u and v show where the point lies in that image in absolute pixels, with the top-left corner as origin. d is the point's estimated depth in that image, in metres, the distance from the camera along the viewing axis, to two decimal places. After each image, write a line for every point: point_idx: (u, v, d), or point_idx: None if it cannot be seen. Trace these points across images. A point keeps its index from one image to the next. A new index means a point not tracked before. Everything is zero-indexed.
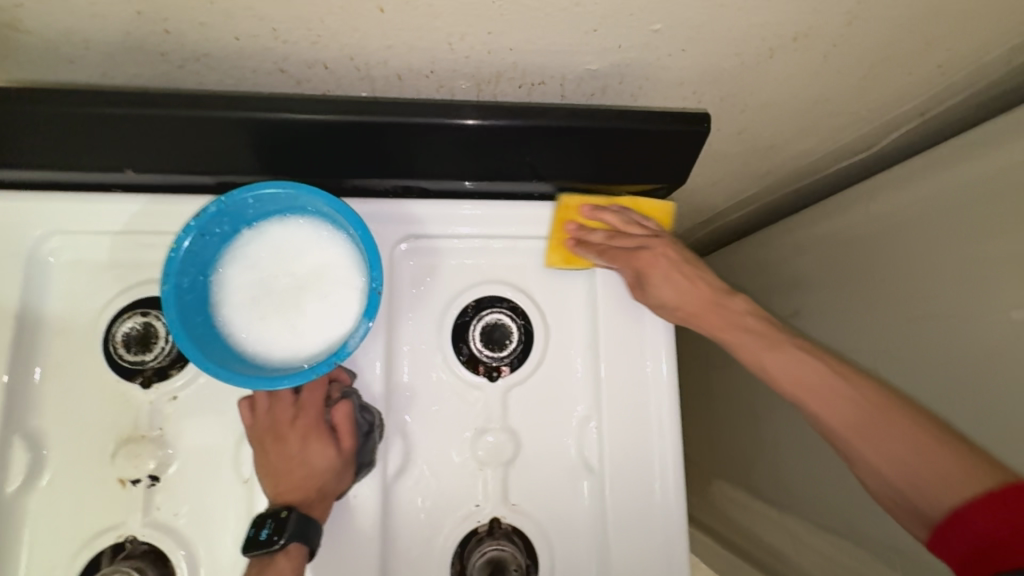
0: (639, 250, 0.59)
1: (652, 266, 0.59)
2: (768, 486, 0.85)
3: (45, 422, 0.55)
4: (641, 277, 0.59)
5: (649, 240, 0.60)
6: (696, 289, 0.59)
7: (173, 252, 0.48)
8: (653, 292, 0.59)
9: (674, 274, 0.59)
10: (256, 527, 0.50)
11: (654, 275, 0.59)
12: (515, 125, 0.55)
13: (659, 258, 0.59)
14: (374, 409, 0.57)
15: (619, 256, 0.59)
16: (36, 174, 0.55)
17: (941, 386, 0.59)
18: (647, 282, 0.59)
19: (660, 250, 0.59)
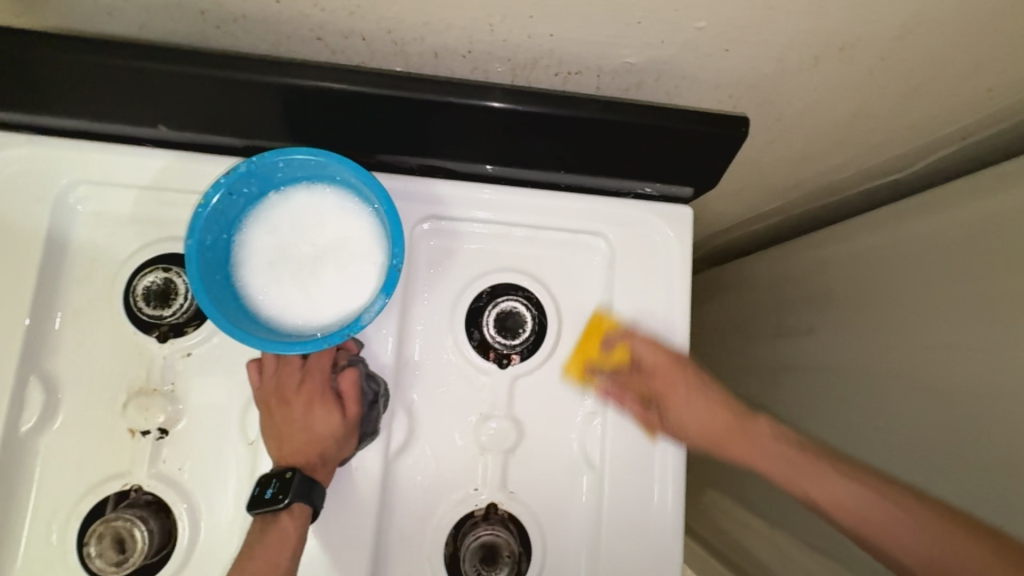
0: (656, 374, 0.60)
1: (671, 392, 0.59)
2: (763, 500, 0.84)
3: (61, 367, 0.56)
4: (658, 403, 0.60)
5: (670, 359, 0.60)
6: (720, 416, 0.59)
7: (200, 207, 0.48)
8: (673, 421, 0.59)
9: (695, 397, 0.59)
10: (262, 486, 0.51)
11: (673, 398, 0.59)
12: (548, 113, 0.55)
13: (681, 384, 0.59)
14: (380, 379, 0.57)
15: (633, 377, 0.60)
16: (70, 122, 0.55)
17: (954, 416, 0.58)
18: (665, 412, 0.59)
19: (683, 376, 0.59)
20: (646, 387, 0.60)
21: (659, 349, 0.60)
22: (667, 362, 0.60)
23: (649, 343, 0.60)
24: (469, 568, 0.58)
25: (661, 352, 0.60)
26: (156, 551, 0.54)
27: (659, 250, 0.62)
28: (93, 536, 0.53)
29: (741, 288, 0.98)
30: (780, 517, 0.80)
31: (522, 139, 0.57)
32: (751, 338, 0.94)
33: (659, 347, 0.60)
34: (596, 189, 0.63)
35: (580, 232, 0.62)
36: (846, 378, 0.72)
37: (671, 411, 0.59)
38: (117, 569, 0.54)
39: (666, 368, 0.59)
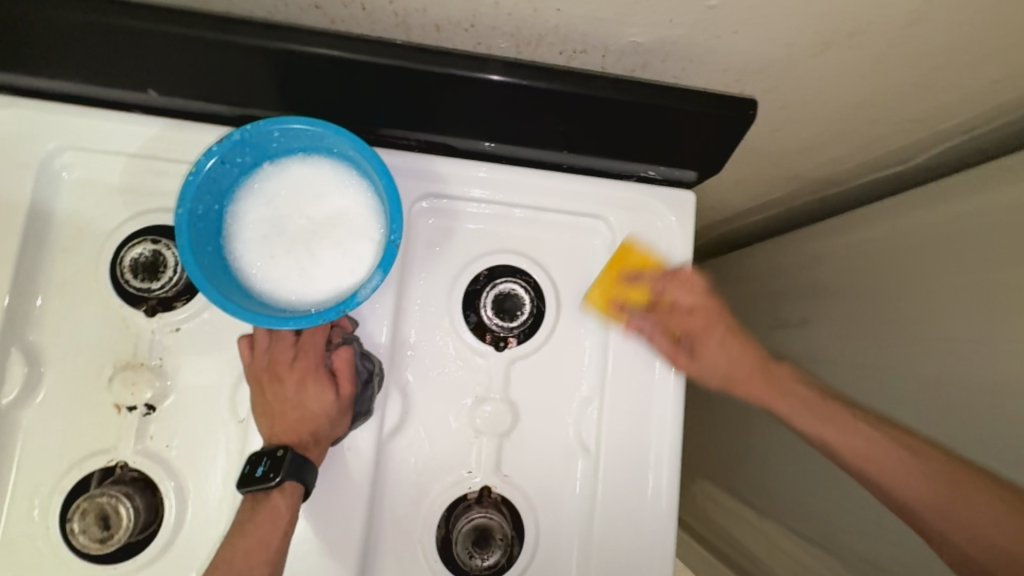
0: (688, 313, 0.59)
1: (704, 332, 0.58)
2: (752, 490, 0.85)
3: (44, 339, 0.54)
4: (691, 338, 0.59)
5: (702, 299, 0.58)
6: (747, 358, 0.58)
7: (192, 176, 0.47)
8: (703, 359, 0.58)
9: (727, 342, 0.58)
10: (252, 464, 0.50)
11: (706, 339, 0.58)
12: (552, 91, 0.53)
13: (713, 328, 0.58)
14: (374, 358, 0.56)
15: (664, 311, 0.59)
16: (56, 84, 0.53)
17: (947, 409, 0.58)
18: (695, 350, 0.58)
19: (715, 320, 0.58)
20: (678, 325, 0.59)
21: (692, 287, 0.59)
22: (700, 302, 0.58)
23: (681, 280, 0.59)
24: (460, 551, 0.57)
25: (693, 292, 0.59)
26: (142, 529, 0.53)
27: (660, 235, 0.61)
28: (77, 512, 0.52)
29: (737, 280, 0.98)
30: (769, 508, 0.80)
31: (526, 117, 0.56)
32: (747, 330, 0.94)
33: (693, 287, 0.59)
34: (598, 171, 0.62)
35: (582, 215, 0.61)
36: (841, 370, 0.72)
37: (703, 353, 0.58)
38: (101, 546, 0.52)
39: (699, 309, 0.58)
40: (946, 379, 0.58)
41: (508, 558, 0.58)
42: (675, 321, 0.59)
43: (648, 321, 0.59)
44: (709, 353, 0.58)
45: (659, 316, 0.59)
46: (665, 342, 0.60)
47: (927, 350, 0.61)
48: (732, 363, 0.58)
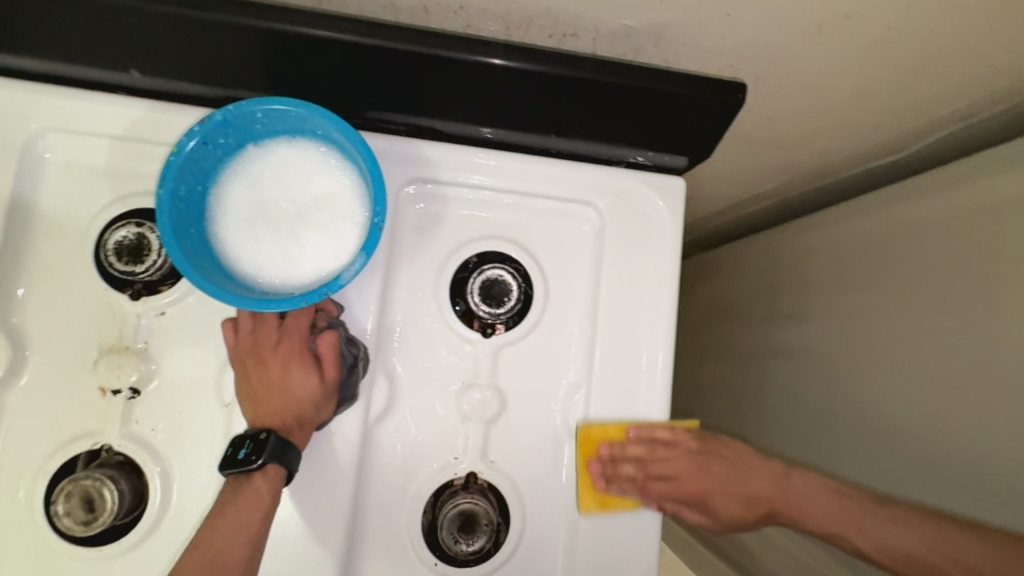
0: (676, 467, 0.59)
1: (705, 492, 0.60)
2: None
3: (29, 322, 0.54)
4: (701, 505, 0.60)
5: (682, 446, 0.60)
6: (755, 481, 0.60)
7: (173, 155, 0.46)
8: (722, 514, 0.60)
9: (728, 484, 0.60)
10: (235, 447, 0.50)
11: (714, 495, 0.60)
12: (540, 72, 0.53)
13: (705, 462, 0.60)
14: (360, 343, 0.55)
15: (659, 493, 0.59)
16: (39, 63, 0.52)
17: (937, 399, 0.58)
18: (711, 506, 0.60)
19: (709, 467, 0.60)
20: (676, 496, 0.59)
21: (658, 434, 0.59)
22: (680, 453, 0.59)
23: (655, 448, 0.59)
24: (446, 536, 0.57)
25: (656, 437, 0.59)
26: (127, 512, 0.53)
27: (650, 221, 0.61)
28: (61, 495, 0.52)
29: (732, 272, 0.97)
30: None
31: (513, 100, 0.55)
32: (741, 322, 0.93)
33: (658, 440, 0.59)
34: (588, 155, 0.61)
35: (571, 201, 0.60)
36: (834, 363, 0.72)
37: (716, 467, 0.60)
38: (86, 529, 0.52)
39: (676, 458, 0.59)
40: (936, 368, 0.58)
41: (494, 544, 0.58)
42: (663, 488, 0.59)
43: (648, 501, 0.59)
44: (721, 505, 0.60)
45: (666, 496, 0.59)
46: (690, 511, 0.60)
47: (917, 340, 0.60)
48: (742, 493, 0.60)
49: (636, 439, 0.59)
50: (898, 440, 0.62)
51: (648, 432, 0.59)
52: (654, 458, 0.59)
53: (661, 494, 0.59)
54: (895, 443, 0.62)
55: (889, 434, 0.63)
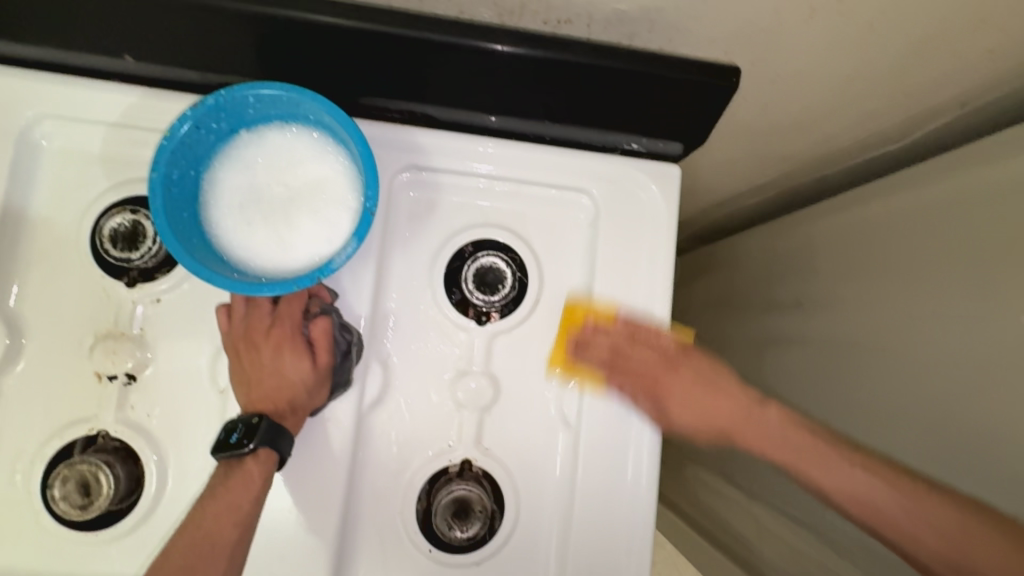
0: (643, 364, 0.58)
1: (663, 386, 0.58)
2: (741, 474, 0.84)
3: (26, 309, 0.54)
4: (657, 398, 0.58)
5: (658, 353, 0.59)
6: (721, 404, 0.58)
7: (165, 140, 0.46)
8: (676, 416, 0.58)
9: (687, 394, 0.58)
10: (227, 431, 0.50)
11: (669, 396, 0.58)
12: (533, 57, 0.53)
13: (667, 378, 0.58)
14: (354, 330, 0.55)
15: (619, 368, 0.59)
16: (36, 50, 0.53)
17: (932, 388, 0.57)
18: (666, 407, 0.58)
19: (670, 366, 0.58)
20: (634, 383, 0.58)
21: (643, 329, 0.59)
22: (657, 347, 0.59)
23: (637, 332, 0.59)
24: (440, 522, 0.57)
25: (643, 332, 0.59)
26: (123, 497, 0.53)
27: (647, 209, 0.60)
28: (57, 479, 0.52)
29: (731, 264, 0.97)
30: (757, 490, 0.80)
31: (507, 85, 0.55)
32: (741, 314, 0.93)
33: (645, 339, 0.59)
34: (582, 142, 0.61)
35: (567, 188, 0.60)
36: (830, 351, 0.71)
37: (676, 383, 0.58)
38: (81, 512, 0.53)
39: (654, 355, 0.59)
40: (933, 357, 0.57)
41: (488, 531, 0.58)
42: (625, 355, 0.59)
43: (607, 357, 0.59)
44: (677, 409, 0.58)
45: (630, 373, 0.59)
46: (642, 402, 0.59)
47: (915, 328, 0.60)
48: (700, 411, 0.58)
49: (626, 312, 0.60)
50: (893, 429, 0.61)
51: (633, 312, 0.60)
52: (627, 331, 0.59)
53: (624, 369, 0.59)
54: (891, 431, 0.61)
55: (885, 424, 0.62)
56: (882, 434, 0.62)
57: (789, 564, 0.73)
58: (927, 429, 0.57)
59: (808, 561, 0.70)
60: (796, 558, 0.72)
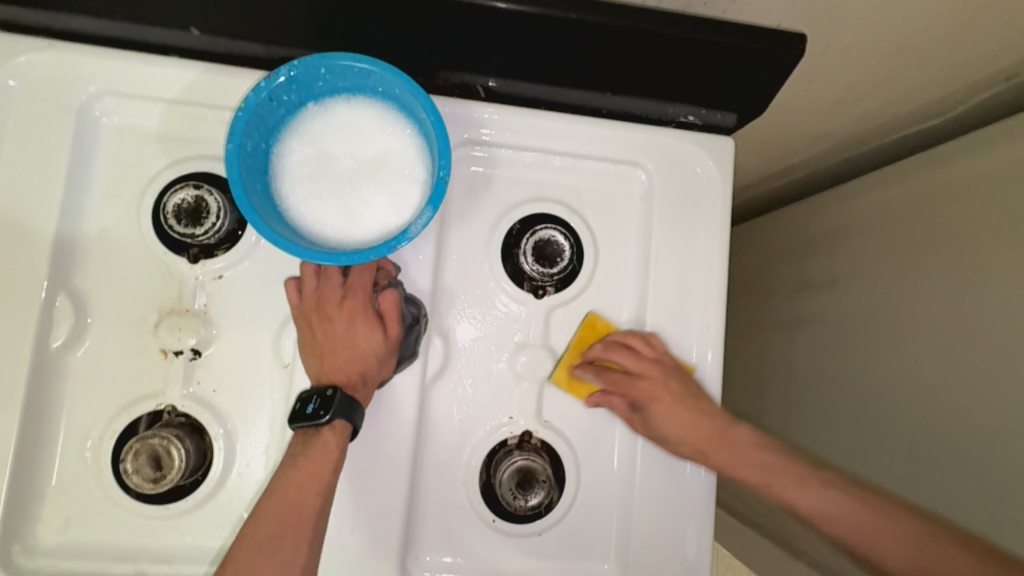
0: (642, 380, 0.57)
1: (654, 397, 0.57)
2: None
3: (88, 286, 0.54)
4: (645, 409, 0.57)
5: (656, 368, 0.57)
6: (701, 422, 0.57)
7: (240, 111, 0.46)
8: (655, 426, 0.57)
9: (678, 406, 0.57)
10: (303, 402, 0.51)
11: (654, 407, 0.57)
12: (597, 23, 0.52)
13: (663, 391, 0.57)
14: (418, 302, 0.57)
15: (618, 384, 0.57)
16: (97, 24, 0.52)
17: (971, 358, 0.57)
18: (646, 414, 0.57)
19: (667, 381, 0.57)
20: (630, 393, 0.57)
21: (642, 349, 0.58)
22: (655, 363, 0.57)
23: (631, 347, 0.58)
24: (504, 492, 0.58)
25: (643, 349, 0.58)
26: (192, 472, 0.53)
27: (701, 181, 0.61)
28: (129, 453, 0.53)
29: (757, 245, 0.96)
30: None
31: (567, 55, 0.55)
32: (767, 294, 0.92)
33: (646, 355, 0.57)
34: (638, 116, 0.61)
35: (622, 162, 0.60)
36: (868, 329, 0.71)
37: (670, 402, 0.57)
38: (154, 486, 0.53)
39: (651, 369, 0.57)
40: (978, 331, 0.57)
41: (553, 498, 0.59)
42: (620, 384, 0.57)
43: (600, 389, 0.58)
44: (661, 418, 0.57)
45: (620, 390, 0.57)
46: (613, 402, 0.58)
47: (958, 305, 0.59)
48: (690, 426, 0.57)
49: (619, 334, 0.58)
50: (938, 407, 0.60)
51: (629, 335, 0.58)
52: (622, 358, 0.57)
53: (618, 390, 0.57)
54: (929, 403, 0.61)
55: (930, 403, 0.61)
56: (924, 411, 0.62)
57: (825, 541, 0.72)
58: (974, 400, 0.56)
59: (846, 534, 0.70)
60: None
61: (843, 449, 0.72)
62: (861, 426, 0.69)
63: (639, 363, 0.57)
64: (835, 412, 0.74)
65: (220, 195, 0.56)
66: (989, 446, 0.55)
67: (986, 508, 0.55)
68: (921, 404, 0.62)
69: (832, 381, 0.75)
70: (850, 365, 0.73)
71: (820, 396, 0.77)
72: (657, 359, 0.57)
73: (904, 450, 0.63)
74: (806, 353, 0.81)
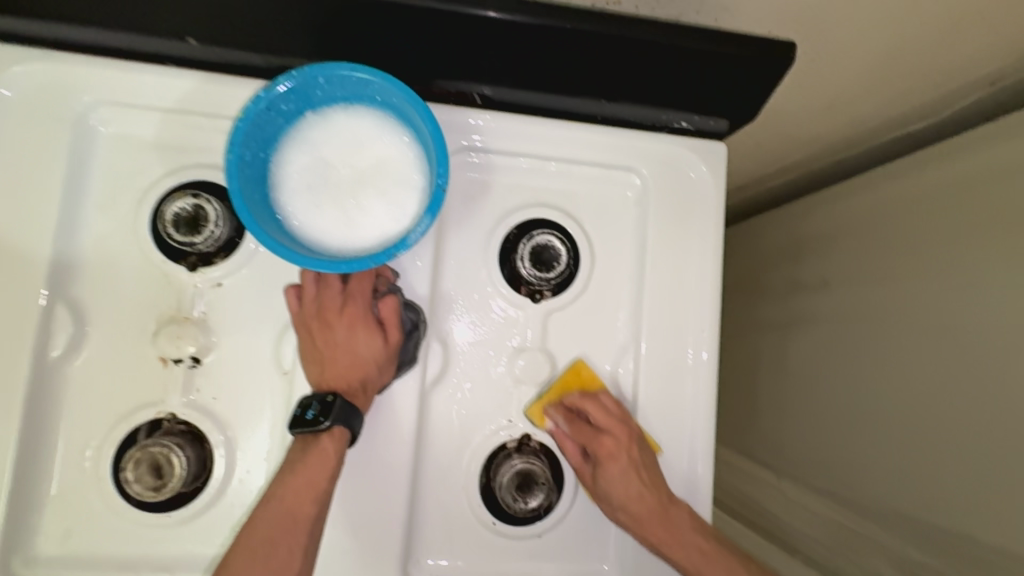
0: (605, 436, 0.58)
1: (610, 457, 0.57)
2: (767, 451, 0.86)
3: (86, 296, 0.54)
4: (596, 463, 0.58)
5: (621, 429, 0.57)
6: (645, 505, 0.57)
7: (239, 122, 0.47)
8: (601, 482, 0.57)
9: (631, 472, 0.57)
10: (303, 408, 0.52)
11: (608, 467, 0.57)
12: (593, 33, 0.53)
13: (622, 452, 0.57)
14: (417, 308, 0.57)
15: (582, 432, 0.59)
16: (91, 34, 0.52)
17: (964, 359, 0.58)
18: (597, 470, 0.58)
19: (627, 444, 0.57)
20: (589, 445, 0.58)
21: (613, 408, 0.58)
22: (621, 424, 0.58)
23: (606, 406, 0.58)
24: (504, 495, 0.59)
25: (614, 408, 0.58)
26: (192, 480, 0.54)
27: (695, 186, 0.62)
28: (129, 462, 0.53)
29: (750, 246, 0.98)
30: (785, 467, 0.81)
31: (562, 64, 0.56)
32: (760, 295, 0.94)
33: (614, 415, 0.58)
34: (632, 122, 0.62)
35: (617, 167, 0.61)
36: (860, 329, 0.72)
37: (622, 470, 0.57)
38: (155, 494, 0.53)
39: (617, 428, 0.57)
40: (966, 330, 0.58)
41: (553, 500, 0.60)
42: (583, 435, 0.58)
43: (562, 431, 0.59)
44: (610, 480, 0.57)
45: (580, 437, 0.58)
46: (573, 450, 0.59)
47: (946, 304, 0.61)
48: (634, 495, 0.57)
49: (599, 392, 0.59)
50: (928, 405, 0.61)
51: (606, 399, 0.59)
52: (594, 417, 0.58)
53: (578, 437, 0.58)
54: (923, 404, 0.62)
55: (921, 401, 0.62)
56: (915, 409, 0.63)
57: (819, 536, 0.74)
58: (965, 400, 0.58)
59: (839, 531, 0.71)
60: (826, 531, 0.73)
61: (837, 447, 0.73)
62: (854, 424, 0.71)
63: (607, 424, 0.58)
64: (827, 411, 0.75)
65: (219, 203, 0.56)
66: (977, 443, 0.56)
67: (975, 503, 0.56)
68: (911, 402, 0.63)
69: (825, 381, 0.76)
70: (843, 364, 0.74)
71: (813, 395, 0.78)
72: (627, 430, 0.58)
73: (895, 448, 0.65)
74: (798, 354, 0.82)
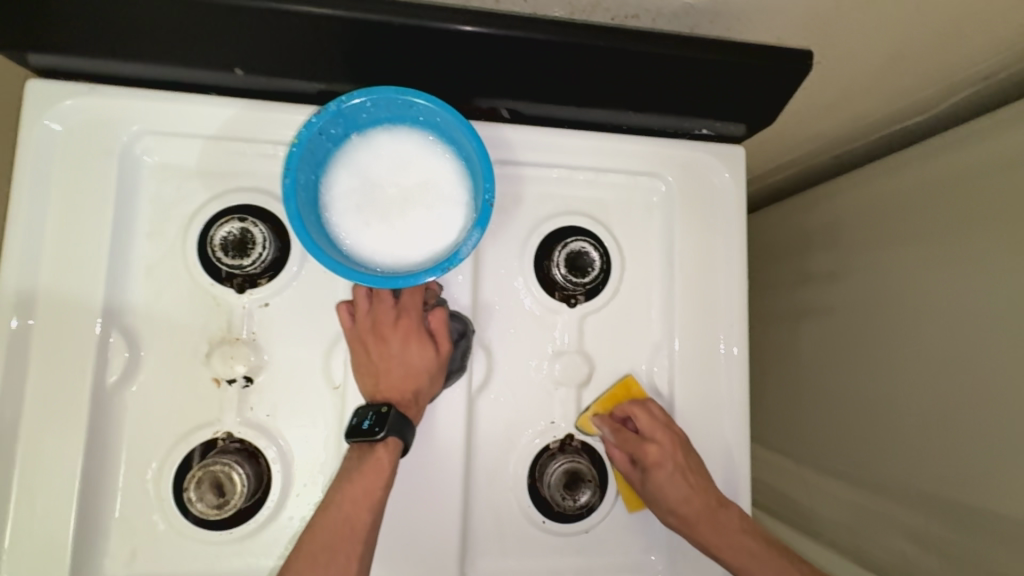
0: (650, 443, 0.60)
1: (657, 464, 0.59)
2: (784, 439, 0.88)
3: (138, 322, 0.56)
4: (645, 471, 0.60)
5: (666, 436, 0.60)
6: (693, 504, 0.59)
7: (294, 147, 0.48)
8: (653, 487, 0.59)
9: (678, 476, 0.59)
10: (359, 417, 0.54)
11: (656, 475, 0.59)
12: (617, 49, 0.55)
13: (668, 458, 0.59)
14: (463, 318, 0.59)
15: (627, 441, 0.60)
16: (129, 67, 0.53)
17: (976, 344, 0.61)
18: (650, 478, 0.59)
19: (672, 450, 0.59)
20: (635, 453, 0.60)
21: (659, 414, 0.61)
22: (666, 430, 0.60)
23: (651, 418, 0.60)
24: (553, 493, 0.60)
25: (660, 414, 0.61)
26: (252, 495, 0.55)
27: (717, 188, 0.65)
28: (192, 482, 0.54)
29: (757, 241, 1.00)
30: (803, 453, 0.84)
31: (589, 78, 0.57)
32: (769, 288, 0.96)
33: (660, 421, 0.60)
34: (656, 130, 0.65)
35: (642, 174, 0.64)
36: (872, 316, 0.75)
37: (669, 480, 0.59)
38: (218, 512, 0.54)
39: (663, 434, 0.60)
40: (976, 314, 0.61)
41: (598, 498, 0.62)
42: (630, 444, 0.60)
43: (609, 443, 0.61)
44: (660, 484, 0.59)
45: (628, 448, 0.60)
46: (621, 461, 0.61)
47: (955, 290, 0.64)
48: (682, 494, 0.59)
49: (646, 408, 0.61)
50: (943, 388, 0.64)
51: (648, 408, 0.61)
52: (642, 431, 0.60)
53: (624, 448, 0.60)
54: (938, 387, 0.65)
55: (936, 384, 0.65)
56: (933, 392, 0.65)
57: (841, 517, 0.77)
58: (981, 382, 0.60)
59: (859, 512, 0.74)
60: (846, 513, 0.76)
61: (855, 432, 0.76)
62: (870, 410, 0.73)
63: (655, 432, 0.60)
64: (842, 397, 0.78)
65: (264, 226, 0.57)
66: (993, 421, 0.59)
67: (993, 483, 0.58)
68: (926, 385, 0.66)
69: (839, 368, 0.79)
70: (857, 352, 0.77)
71: (827, 382, 0.81)
72: (675, 439, 0.60)
73: (914, 431, 0.67)
74: (811, 342, 0.85)
